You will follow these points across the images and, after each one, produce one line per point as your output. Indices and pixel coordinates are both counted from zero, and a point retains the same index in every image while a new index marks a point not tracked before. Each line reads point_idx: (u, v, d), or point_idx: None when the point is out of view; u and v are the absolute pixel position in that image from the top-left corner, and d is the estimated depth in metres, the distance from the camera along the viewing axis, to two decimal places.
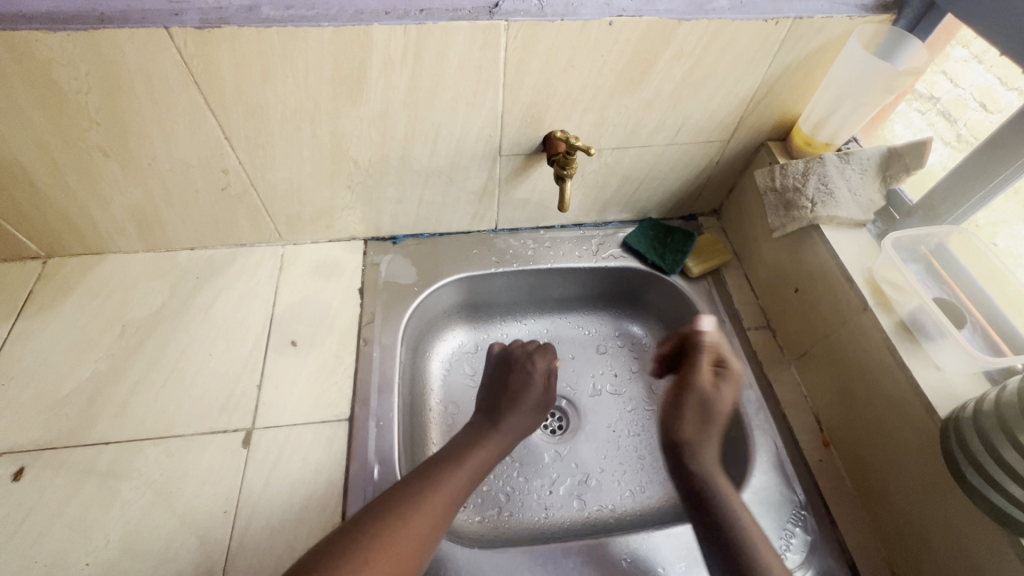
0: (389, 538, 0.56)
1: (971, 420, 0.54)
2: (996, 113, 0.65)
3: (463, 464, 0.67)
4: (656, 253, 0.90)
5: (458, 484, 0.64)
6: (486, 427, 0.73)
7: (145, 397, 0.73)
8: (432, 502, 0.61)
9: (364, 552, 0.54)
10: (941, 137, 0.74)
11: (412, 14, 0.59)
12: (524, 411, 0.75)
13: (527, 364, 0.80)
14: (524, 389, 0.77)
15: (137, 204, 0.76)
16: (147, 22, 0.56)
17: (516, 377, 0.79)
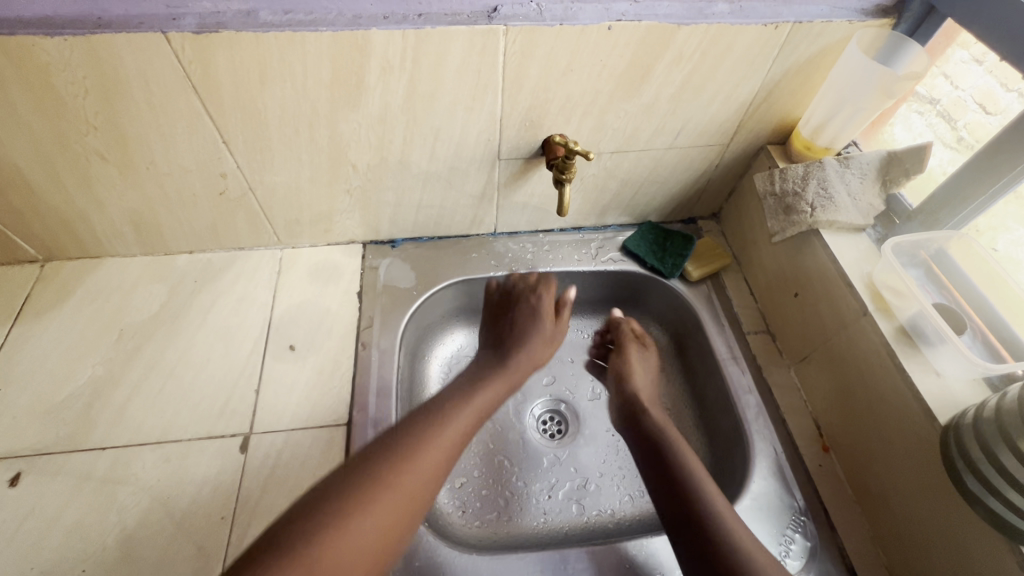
0: (400, 475, 0.53)
1: (971, 426, 0.54)
2: (997, 115, 0.66)
3: (472, 400, 0.64)
4: (656, 256, 0.90)
5: (468, 420, 0.62)
6: (495, 365, 0.71)
7: (143, 402, 0.73)
8: (442, 438, 0.58)
9: (374, 489, 0.52)
10: (941, 139, 0.74)
11: (410, 18, 0.59)
12: (532, 347, 0.74)
13: (530, 299, 0.79)
14: (531, 329, 0.75)
15: (135, 208, 0.76)
16: (144, 27, 0.55)
17: (520, 313, 0.77)
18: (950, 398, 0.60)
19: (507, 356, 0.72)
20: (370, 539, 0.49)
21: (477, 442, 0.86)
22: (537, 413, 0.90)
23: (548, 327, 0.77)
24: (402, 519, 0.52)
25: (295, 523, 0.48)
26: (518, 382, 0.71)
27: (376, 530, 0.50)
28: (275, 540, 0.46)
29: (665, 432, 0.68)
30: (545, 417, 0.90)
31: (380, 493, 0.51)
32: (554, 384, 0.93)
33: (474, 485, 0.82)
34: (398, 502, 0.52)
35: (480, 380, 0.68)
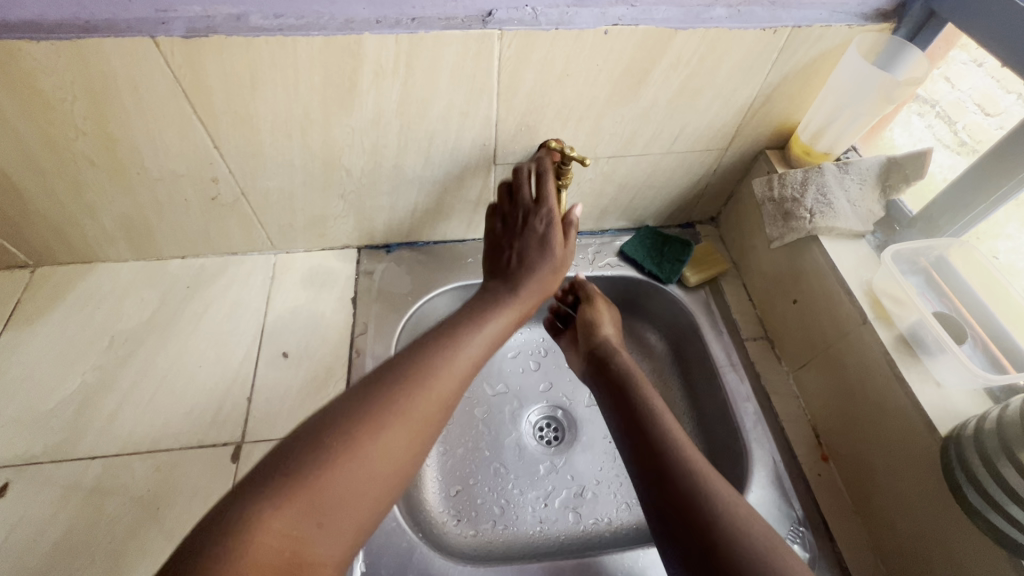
0: (408, 405, 0.52)
1: (973, 438, 0.53)
2: (995, 117, 0.66)
3: (482, 328, 0.62)
4: (653, 261, 0.89)
5: (480, 349, 0.61)
6: (505, 291, 0.67)
7: (134, 410, 0.72)
8: (452, 368, 0.57)
9: (383, 417, 0.51)
10: (941, 140, 0.74)
11: (403, 23, 0.58)
12: (542, 275, 0.68)
13: (535, 221, 0.70)
14: (540, 256, 0.68)
15: (125, 213, 0.75)
16: (133, 31, 0.55)
17: (526, 240, 0.69)
18: (950, 408, 0.59)
19: (516, 284, 0.67)
20: (379, 466, 0.49)
21: (473, 450, 0.85)
22: (533, 420, 0.89)
23: (557, 254, 0.69)
24: (413, 448, 0.52)
25: (301, 448, 0.47)
26: (529, 311, 0.68)
27: (387, 458, 0.50)
28: (280, 463, 0.46)
29: (631, 380, 0.68)
30: (542, 423, 0.89)
31: (389, 422, 0.51)
32: (551, 390, 0.93)
33: (469, 493, 0.81)
34: (408, 432, 0.52)
35: (490, 307, 0.65)
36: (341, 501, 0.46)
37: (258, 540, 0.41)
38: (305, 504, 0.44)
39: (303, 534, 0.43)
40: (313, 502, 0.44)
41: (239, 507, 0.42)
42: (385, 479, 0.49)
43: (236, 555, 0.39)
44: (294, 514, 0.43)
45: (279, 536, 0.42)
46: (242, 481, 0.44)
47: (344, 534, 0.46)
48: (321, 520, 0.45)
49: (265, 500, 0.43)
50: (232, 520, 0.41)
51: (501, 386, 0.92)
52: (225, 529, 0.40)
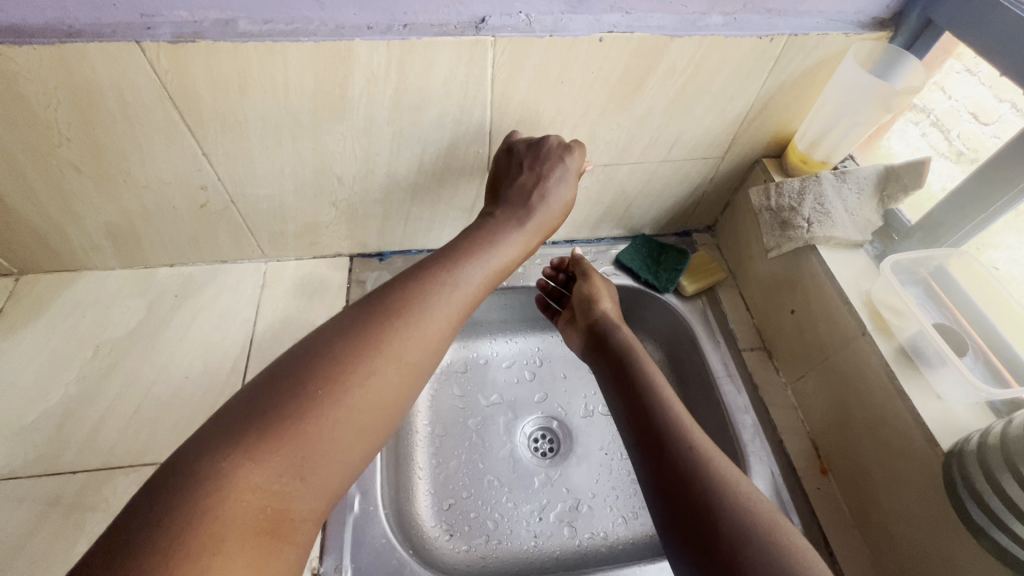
0: (393, 349, 0.51)
1: (975, 453, 0.52)
2: (991, 125, 0.65)
3: (478, 265, 0.61)
4: (649, 271, 0.88)
5: (475, 288, 0.59)
6: (511, 223, 0.66)
7: (117, 422, 0.71)
8: (440, 308, 0.55)
9: (365, 364, 0.49)
10: (936, 149, 0.73)
11: (395, 30, 0.57)
12: (551, 207, 0.68)
13: (562, 158, 0.67)
14: (552, 190, 0.67)
15: (112, 221, 0.74)
16: (118, 36, 0.54)
17: (550, 171, 0.66)
18: (952, 422, 0.58)
19: (524, 216, 0.66)
20: (364, 416, 0.48)
21: (467, 461, 0.83)
22: (528, 431, 0.88)
23: (568, 191, 0.68)
24: (400, 392, 0.51)
25: (273, 398, 0.45)
26: (532, 247, 0.68)
27: (375, 402, 0.49)
28: (255, 413, 0.44)
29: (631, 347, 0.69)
30: (537, 434, 0.88)
31: (372, 367, 0.49)
32: (546, 401, 0.91)
33: (462, 506, 0.79)
34: (397, 375, 0.51)
35: (490, 242, 0.63)
36: (327, 456, 0.46)
37: (236, 499, 0.41)
38: (288, 458, 0.44)
39: (285, 489, 0.43)
40: (296, 456, 0.44)
41: (207, 466, 0.41)
42: (372, 425, 0.49)
43: (211, 514, 0.39)
44: (276, 468, 0.43)
45: (258, 494, 0.42)
46: (217, 433, 0.43)
47: (326, 484, 0.46)
48: (304, 474, 0.44)
49: (240, 453, 0.42)
50: (200, 482, 0.40)
51: (495, 397, 0.90)
52: (193, 491, 0.40)
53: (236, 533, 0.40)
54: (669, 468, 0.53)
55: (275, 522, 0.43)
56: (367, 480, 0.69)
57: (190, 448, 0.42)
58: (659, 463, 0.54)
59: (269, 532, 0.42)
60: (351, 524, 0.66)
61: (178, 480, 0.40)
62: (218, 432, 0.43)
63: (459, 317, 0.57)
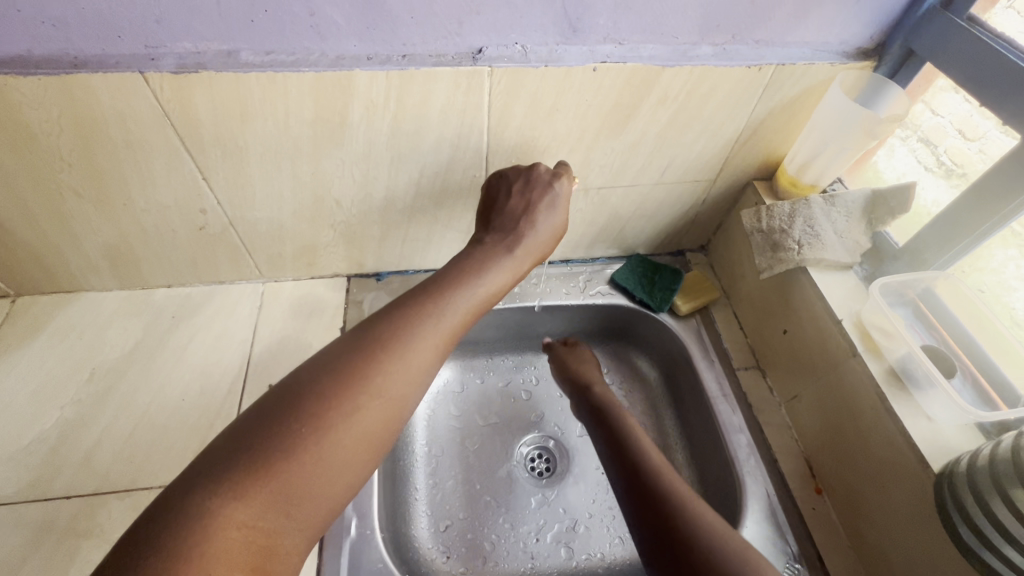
0: (377, 383, 0.50)
1: (966, 475, 0.53)
2: (976, 141, 0.67)
3: (467, 292, 0.59)
4: (645, 290, 0.89)
5: (463, 316, 0.58)
6: (500, 249, 0.65)
7: (112, 445, 0.70)
8: (429, 339, 0.54)
9: (349, 401, 0.48)
10: (924, 163, 0.74)
11: (394, 60, 0.59)
12: (541, 233, 0.67)
13: (550, 183, 0.68)
14: (538, 218, 0.67)
15: (112, 243, 0.74)
16: (122, 67, 0.55)
17: (538, 196, 0.68)
18: (942, 443, 0.59)
19: (513, 242, 0.65)
20: (347, 455, 0.47)
21: (464, 482, 0.83)
22: (525, 450, 0.88)
23: (556, 218, 0.68)
24: (387, 424, 0.50)
25: (258, 436, 0.45)
26: (524, 271, 0.67)
27: (359, 440, 0.48)
28: (239, 451, 0.44)
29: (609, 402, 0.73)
30: (534, 453, 0.88)
31: (360, 400, 0.48)
32: (543, 420, 0.91)
33: (459, 528, 0.79)
34: (381, 410, 0.50)
35: (479, 268, 0.62)
36: (312, 494, 0.45)
37: (222, 535, 0.40)
38: (272, 496, 0.43)
39: (271, 525, 0.43)
40: (281, 494, 0.43)
41: (194, 503, 0.40)
42: (360, 458, 0.48)
43: (199, 554, 0.38)
44: (262, 505, 0.42)
45: (244, 530, 0.41)
46: (202, 470, 0.42)
47: (311, 518, 0.46)
48: (289, 510, 0.44)
49: (227, 490, 0.42)
50: (187, 519, 0.39)
51: (492, 416, 0.90)
52: (181, 527, 0.39)
53: (223, 573, 0.38)
54: (652, 507, 0.54)
55: (260, 559, 0.42)
56: (364, 503, 0.69)
57: (178, 488, 0.42)
58: (643, 505, 0.55)
59: (254, 569, 0.41)
60: (348, 548, 0.66)
61: (166, 521, 0.39)
62: (206, 470, 0.43)
63: (446, 348, 0.56)
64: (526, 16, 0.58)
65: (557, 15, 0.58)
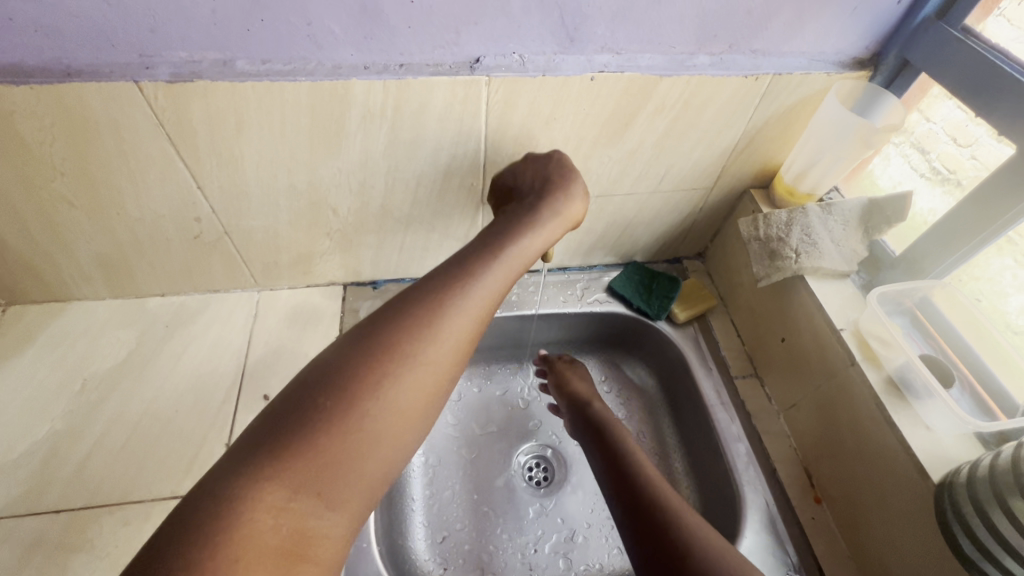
0: (405, 358, 0.48)
1: (965, 485, 0.53)
2: (968, 147, 0.67)
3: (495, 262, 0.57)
4: (643, 298, 0.89)
5: (493, 288, 0.56)
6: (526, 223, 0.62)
7: (104, 458, 0.69)
8: (458, 315, 0.52)
9: (377, 377, 0.47)
10: (916, 168, 0.74)
11: (391, 69, 0.58)
12: (566, 203, 0.65)
13: (559, 160, 0.67)
14: (561, 194, 0.64)
15: (105, 252, 0.73)
16: (116, 76, 0.54)
17: (555, 169, 0.66)
18: (941, 453, 0.59)
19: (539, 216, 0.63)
20: (378, 431, 0.46)
21: (461, 493, 0.83)
22: (522, 460, 0.87)
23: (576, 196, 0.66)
24: (420, 396, 0.49)
25: (286, 419, 0.44)
26: (546, 245, 0.64)
27: (391, 415, 0.47)
28: (267, 434, 0.43)
29: (605, 420, 0.72)
30: (532, 463, 0.87)
31: (389, 377, 0.47)
32: (540, 429, 0.91)
33: (456, 538, 0.78)
34: (412, 383, 0.48)
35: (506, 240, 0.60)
36: (344, 473, 0.44)
37: (254, 519, 0.39)
38: (303, 477, 0.42)
39: (303, 507, 0.41)
40: (313, 474, 0.42)
41: (224, 490, 0.39)
42: (393, 434, 0.47)
43: (233, 544, 0.37)
44: (294, 487, 0.41)
45: (276, 512, 0.40)
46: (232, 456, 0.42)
47: (348, 501, 0.44)
48: (321, 490, 0.43)
49: (259, 474, 0.40)
50: (216, 505, 0.38)
51: (491, 425, 0.90)
52: (214, 514, 0.38)
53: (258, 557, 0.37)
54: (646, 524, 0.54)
55: (296, 542, 0.40)
56: None
57: (207, 482, 0.40)
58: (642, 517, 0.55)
59: (290, 551, 0.40)
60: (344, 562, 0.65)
61: (194, 514, 0.38)
62: (238, 456, 0.42)
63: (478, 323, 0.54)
64: (524, 26, 0.58)
65: (555, 25, 0.58)
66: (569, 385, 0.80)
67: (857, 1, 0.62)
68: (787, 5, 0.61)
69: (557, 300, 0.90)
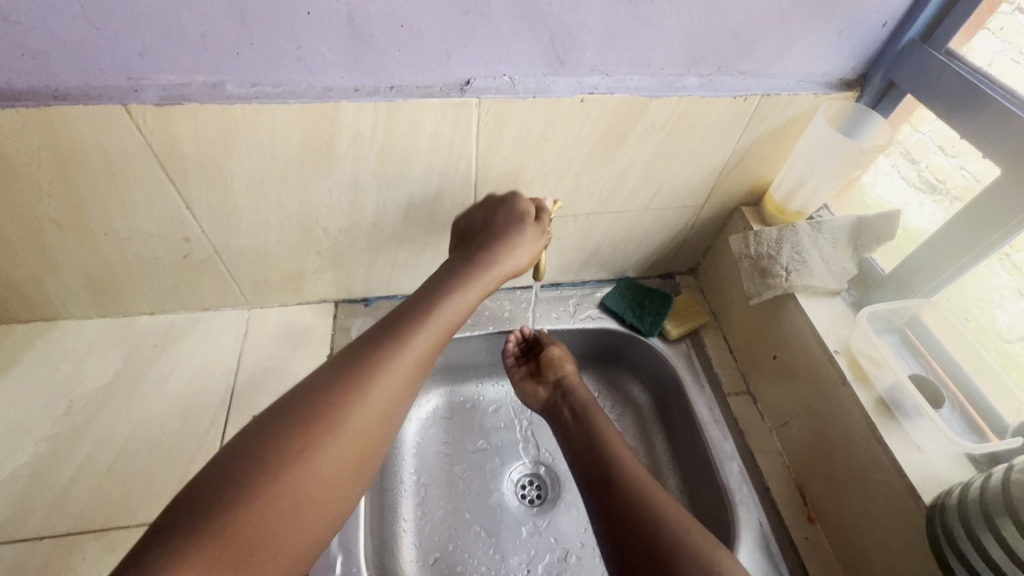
0: (337, 421, 0.51)
1: (956, 507, 0.53)
2: (959, 160, 0.67)
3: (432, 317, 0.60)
4: (635, 314, 0.89)
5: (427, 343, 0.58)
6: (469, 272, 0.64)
7: (89, 482, 0.68)
8: (388, 377, 0.54)
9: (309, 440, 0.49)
10: (907, 178, 0.74)
11: (381, 91, 0.59)
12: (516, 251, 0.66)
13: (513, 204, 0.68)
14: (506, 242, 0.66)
15: (93, 272, 0.72)
16: (104, 99, 0.54)
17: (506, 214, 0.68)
18: (932, 474, 0.59)
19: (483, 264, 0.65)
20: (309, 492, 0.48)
21: (454, 512, 0.82)
22: (515, 478, 0.87)
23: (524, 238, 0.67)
24: (354, 454, 0.52)
25: (215, 488, 0.46)
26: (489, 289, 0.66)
27: (322, 476, 0.49)
28: (193, 501, 0.45)
29: (592, 415, 0.72)
30: (524, 481, 0.87)
31: (321, 439, 0.50)
32: (533, 446, 0.90)
33: (448, 560, 0.77)
34: (347, 442, 0.51)
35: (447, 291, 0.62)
36: (272, 537, 0.46)
37: None
38: (228, 545, 0.44)
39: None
40: (239, 542, 0.44)
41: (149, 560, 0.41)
42: (326, 495, 0.49)
43: None
44: (217, 555, 0.43)
45: None
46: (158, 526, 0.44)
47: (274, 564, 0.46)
48: (246, 556, 0.44)
49: (182, 545, 0.42)
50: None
51: (483, 442, 0.89)
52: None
53: None
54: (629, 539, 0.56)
55: None
56: (351, 538, 0.68)
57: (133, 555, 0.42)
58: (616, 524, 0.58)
59: None
60: None
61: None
62: (164, 526, 0.44)
63: (416, 372, 0.57)
64: (514, 49, 0.58)
65: (545, 48, 0.59)
66: (561, 372, 0.79)
67: (843, 24, 0.63)
68: (774, 28, 0.62)
69: (550, 316, 0.90)
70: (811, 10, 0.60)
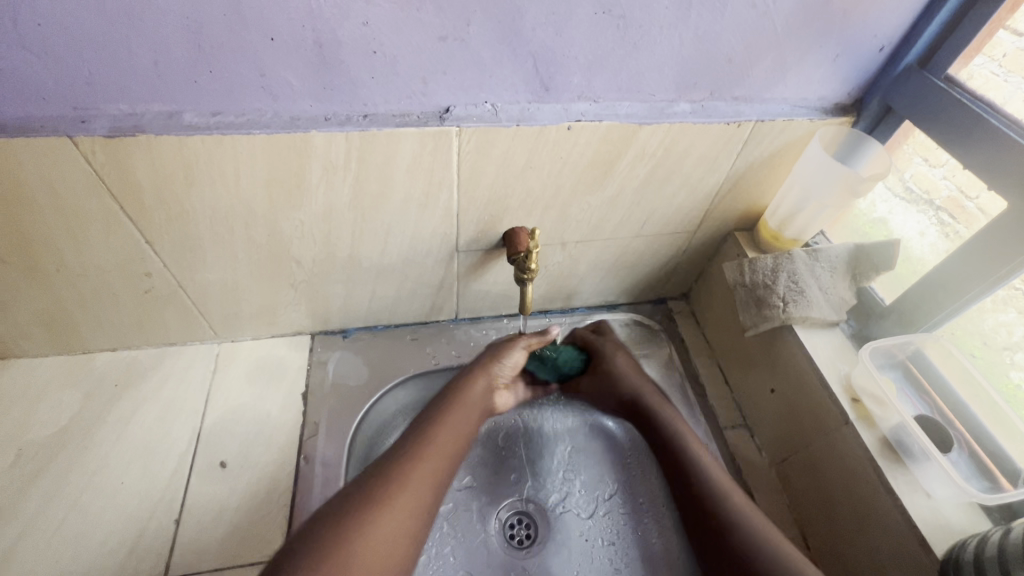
0: (396, 484, 0.55)
1: (972, 563, 0.50)
2: (941, 168, 0.66)
3: (456, 418, 0.64)
4: (545, 369, 0.79)
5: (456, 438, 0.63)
6: (462, 397, 0.66)
7: (37, 542, 0.62)
8: (428, 461, 0.58)
9: (377, 495, 0.54)
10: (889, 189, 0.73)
11: (354, 120, 0.55)
12: (508, 367, 0.73)
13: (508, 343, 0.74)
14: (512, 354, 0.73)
15: (45, 310, 0.67)
16: (48, 130, 0.49)
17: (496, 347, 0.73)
18: (942, 522, 0.56)
19: (473, 390, 0.68)
20: (378, 543, 0.51)
21: (437, 556, 0.75)
22: (502, 516, 0.81)
23: (513, 364, 0.73)
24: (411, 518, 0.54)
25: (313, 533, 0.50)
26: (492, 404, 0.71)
27: (389, 533, 0.52)
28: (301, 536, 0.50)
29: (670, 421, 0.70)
30: (512, 520, 0.81)
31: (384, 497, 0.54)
32: (522, 482, 0.84)
33: None
34: (403, 504, 0.54)
35: (441, 423, 0.63)
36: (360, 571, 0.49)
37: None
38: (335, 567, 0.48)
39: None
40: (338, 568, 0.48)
41: None
42: (402, 541, 0.53)
43: None
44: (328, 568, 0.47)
45: None
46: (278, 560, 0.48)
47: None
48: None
49: None
50: None
51: (467, 480, 0.83)
52: None
53: None
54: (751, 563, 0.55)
55: None
56: None
57: None
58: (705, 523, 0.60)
59: None
60: None
61: None
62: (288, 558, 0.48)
63: (456, 453, 0.62)
64: (496, 75, 0.55)
65: (530, 75, 0.55)
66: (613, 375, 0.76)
67: (838, 49, 0.61)
68: (769, 52, 0.59)
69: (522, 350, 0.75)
70: (808, 33, 0.58)
